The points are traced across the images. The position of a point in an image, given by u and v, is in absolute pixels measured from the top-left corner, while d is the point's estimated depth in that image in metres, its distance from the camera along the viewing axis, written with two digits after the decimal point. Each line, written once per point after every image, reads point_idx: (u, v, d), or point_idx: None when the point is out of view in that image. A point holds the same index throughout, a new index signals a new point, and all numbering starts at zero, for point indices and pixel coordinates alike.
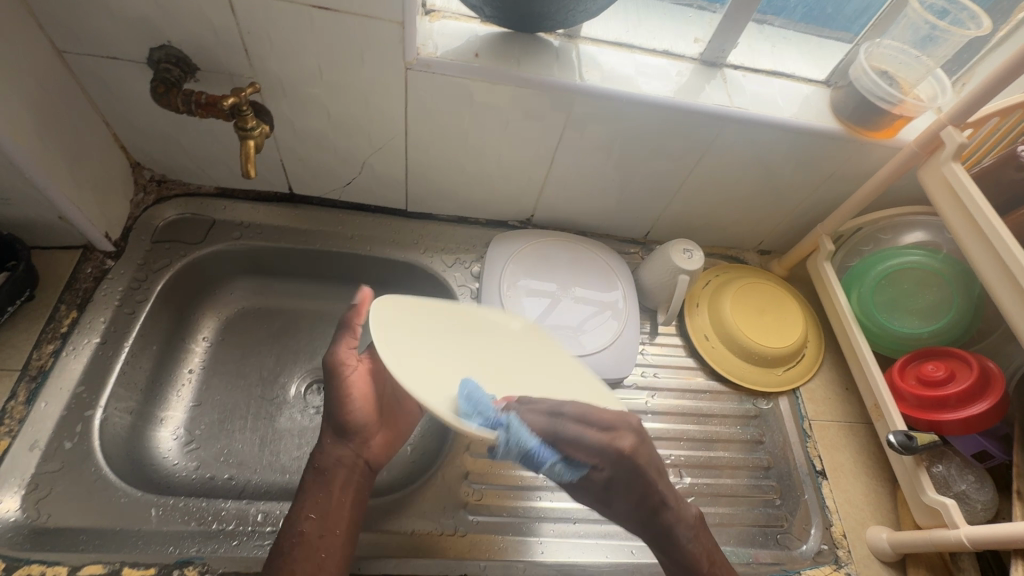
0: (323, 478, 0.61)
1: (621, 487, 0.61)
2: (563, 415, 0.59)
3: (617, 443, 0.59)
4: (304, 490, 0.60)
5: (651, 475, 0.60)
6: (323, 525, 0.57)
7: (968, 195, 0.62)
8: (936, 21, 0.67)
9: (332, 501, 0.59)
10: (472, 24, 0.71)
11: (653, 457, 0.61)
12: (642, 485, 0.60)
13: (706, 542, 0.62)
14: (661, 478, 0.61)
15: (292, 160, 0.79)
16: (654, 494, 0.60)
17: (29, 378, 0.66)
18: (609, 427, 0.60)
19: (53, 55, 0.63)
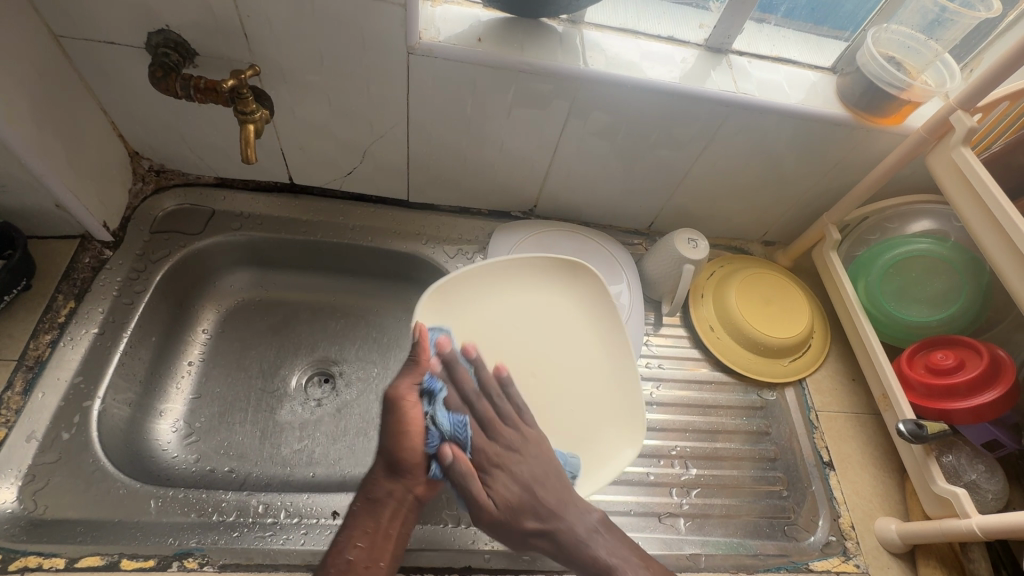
0: (374, 509, 0.59)
1: (503, 523, 0.61)
2: (464, 411, 0.65)
3: (483, 462, 0.63)
4: (353, 517, 0.59)
5: (519, 497, 0.61)
6: (369, 557, 0.56)
7: (978, 179, 0.61)
8: (948, 3, 0.67)
9: (381, 534, 0.58)
10: (474, 10, 0.70)
11: (521, 478, 0.63)
12: (516, 512, 0.61)
13: (612, 541, 0.60)
14: (532, 498, 0.62)
15: (292, 149, 0.78)
16: (527, 518, 0.61)
17: (25, 368, 0.65)
18: (487, 441, 0.65)
19: (49, 40, 0.62)
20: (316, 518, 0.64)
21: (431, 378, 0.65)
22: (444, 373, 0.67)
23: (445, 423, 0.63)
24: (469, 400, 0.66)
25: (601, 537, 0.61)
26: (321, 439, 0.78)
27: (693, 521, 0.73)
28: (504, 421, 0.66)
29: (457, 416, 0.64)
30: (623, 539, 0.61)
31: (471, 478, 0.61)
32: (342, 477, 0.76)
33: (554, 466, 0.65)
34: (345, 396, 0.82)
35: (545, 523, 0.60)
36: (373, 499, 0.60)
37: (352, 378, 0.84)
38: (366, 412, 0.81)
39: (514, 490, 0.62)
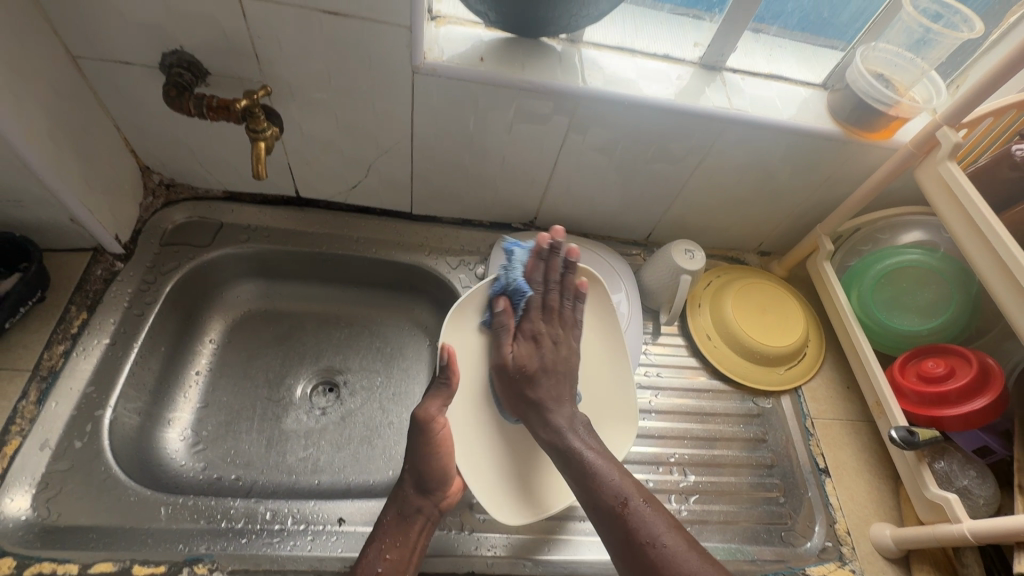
0: (403, 522, 0.63)
1: (517, 382, 0.70)
2: (536, 287, 0.73)
3: (524, 329, 0.72)
4: (383, 529, 0.62)
5: (534, 369, 0.70)
6: (400, 567, 0.60)
7: (964, 193, 0.63)
8: (930, 26, 0.68)
9: (409, 545, 0.62)
10: (476, 30, 0.72)
11: (552, 370, 0.71)
12: (527, 377, 0.70)
13: (588, 439, 0.66)
14: (545, 376, 0.70)
15: (299, 164, 0.80)
16: (538, 388, 0.69)
17: (39, 378, 0.67)
18: (540, 319, 0.73)
19: (67, 61, 0.64)
20: (322, 525, 0.65)
21: (514, 244, 0.75)
22: (544, 254, 0.74)
23: (516, 281, 0.73)
24: (546, 282, 0.74)
25: (583, 432, 0.66)
26: (326, 448, 0.80)
27: (692, 527, 0.74)
28: (562, 317, 0.74)
29: (526, 285, 0.73)
30: (602, 447, 0.66)
31: (507, 334, 0.71)
32: (346, 485, 0.77)
33: (570, 377, 0.71)
34: (349, 405, 0.84)
35: (546, 400, 0.69)
36: (402, 513, 0.64)
37: (356, 387, 0.86)
38: (370, 421, 0.83)
39: (532, 362, 0.71)
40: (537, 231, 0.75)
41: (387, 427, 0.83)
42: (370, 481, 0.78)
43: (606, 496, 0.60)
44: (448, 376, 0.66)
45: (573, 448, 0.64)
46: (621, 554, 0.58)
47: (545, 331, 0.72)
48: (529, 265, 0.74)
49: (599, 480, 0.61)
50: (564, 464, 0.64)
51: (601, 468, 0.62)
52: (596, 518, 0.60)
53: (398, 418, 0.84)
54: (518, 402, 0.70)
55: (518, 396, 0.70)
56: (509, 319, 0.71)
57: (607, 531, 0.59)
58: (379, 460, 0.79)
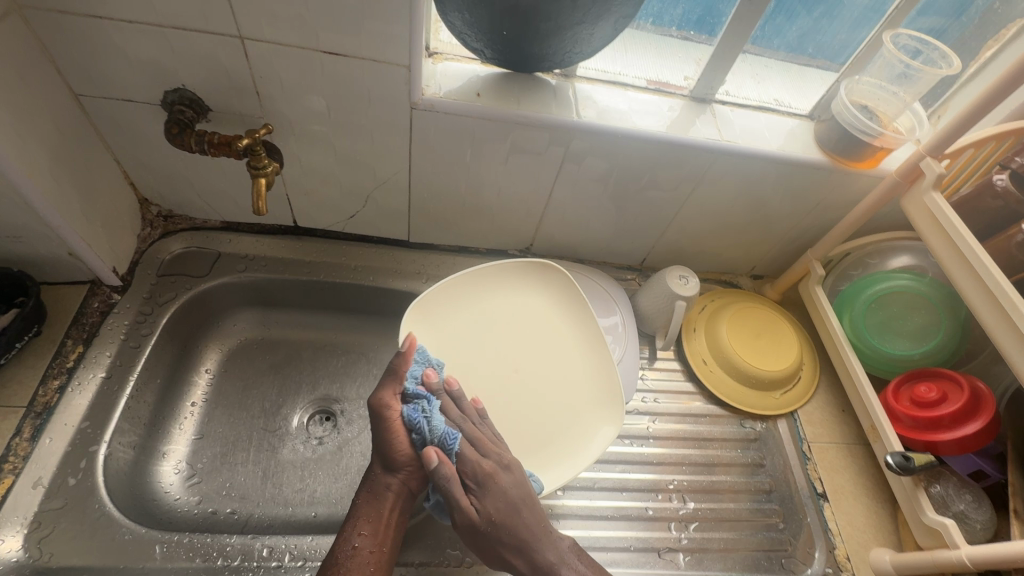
0: (374, 500, 0.64)
1: (489, 535, 0.62)
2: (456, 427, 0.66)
3: (471, 473, 0.64)
4: (356, 508, 0.64)
5: (503, 514, 0.63)
6: (375, 539, 0.62)
7: (949, 223, 0.65)
8: (909, 61, 0.71)
9: (383, 519, 0.64)
10: (473, 66, 0.74)
11: (504, 496, 0.64)
12: (495, 527, 0.62)
13: (582, 570, 0.63)
14: (515, 515, 0.63)
15: (297, 195, 0.81)
16: (513, 532, 0.62)
17: (34, 414, 0.66)
18: (477, 458, 0.65)
19: (70, 98, 0.65)
20: (320, 561, 0.64)
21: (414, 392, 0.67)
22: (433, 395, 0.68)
23: (439, 429, 0.65)
24: (456, 420, 0.68)
25: (572, 561, 0.63)
26: (323, 478, 0.79)
27: (692, 556, 0.74)
28: (491, 443, 0.68)
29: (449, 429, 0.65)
30: (593, 567, 0.63)
31: (455, 483, 0.62)
32: (343, 517, 0.76)
33: (530, 493, 0.65)
34: (346, 434, 0.83)
35: (528, 538, 0.62)
36: (374, 492, 0.65)
37: (353, 415, 0.86)
38: (368, 450, 0.82)
39: (501, 506, 0.63)
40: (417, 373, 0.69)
41: None
42: None
43: None
44: (397, 365, 0.67)
45: None
46: None
47: (485, 460, 0.65)
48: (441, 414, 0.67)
49: None
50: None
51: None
52: None
53: None
54: (493, 550, 0.62)
55: (490, 542, 0.62)
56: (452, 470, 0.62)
57: None
58: None
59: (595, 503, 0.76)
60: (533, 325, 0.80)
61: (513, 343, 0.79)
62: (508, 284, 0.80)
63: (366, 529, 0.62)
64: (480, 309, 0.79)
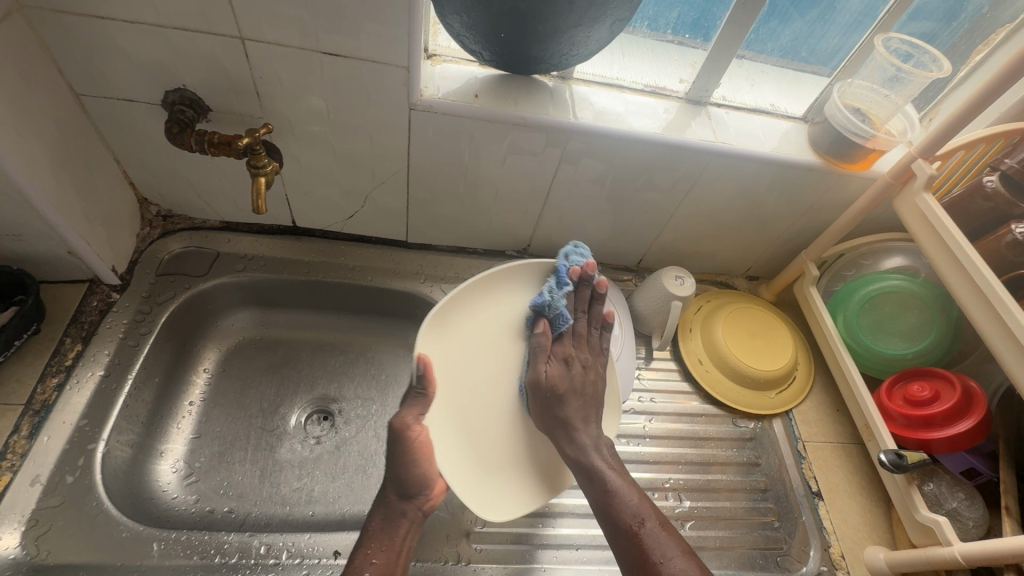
0: (388, 528, 0.63)
1: (546, 400, 0.68)
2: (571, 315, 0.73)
3: (558, 351, 0.71)
4: (369, 536, 0.63)
5: (564, 390, 0.69)
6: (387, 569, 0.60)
7: (940, 224, 0.66)
8: (900, 65, 0.72)
9: (395, 549, 0.62)
10: (471, 68, 0.75)
11: (573, 383, 0.69)
12: (557, 398, 0.68)
13: (612, 461, 0.65)
14: (573, 396, 0.69)
15: (296, 195, 0.82)
16: (567, 407, 0.68)
17: (32, 412, 0.66)
18: (573, 346, 0.72)
19: (71, 98, 0.66)
20: (318, 559, 0.64)
21: (565, 271, 0.72)
22: (577, 281, 0.73)
23: (558, 307, 0.71)
24: (578, 308, 0.73)
25: (605, 451, 0.66)
26: (320, 477, 0.79)
27: None
28: (591, 347, 0.73)
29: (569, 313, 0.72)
30: (623, 466, 0.65)
31: (543, 353, 0.70)
32: (341, 516, 0.76)
33: (597, 400, 0.71)
34: (344, 433, 0.84)
35: (574, 419, 0.67)
36: (386, 519, 0.64)
37: (351, 415, 0.86)
38: (365, 449, 0.83)
39: (563, 380, 0.69)
40: (574, 259, 0.73)
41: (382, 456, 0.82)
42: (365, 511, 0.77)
43: (624, 515, 0.60)
44: (424, 385, 0.64)
45: (595, 466, 0.64)
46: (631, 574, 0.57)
47: (576, 354, 0.71)
48: (569, 297, 0.73)
49: (620, 500, 0.61)
50: (585, 482, 0.64)
51: (621, 488, 0.62)
52: (610, 533, 0.60)
53: None
54: (546, 415, 0.68)
55: (546, 406, 0.68)
56: (544, 341, 0.70)
57: (619, 549, 0.59)
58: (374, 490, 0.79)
59: None
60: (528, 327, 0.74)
61: (503, 348, 0.72)
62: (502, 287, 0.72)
63: (376, 557, 0.60)
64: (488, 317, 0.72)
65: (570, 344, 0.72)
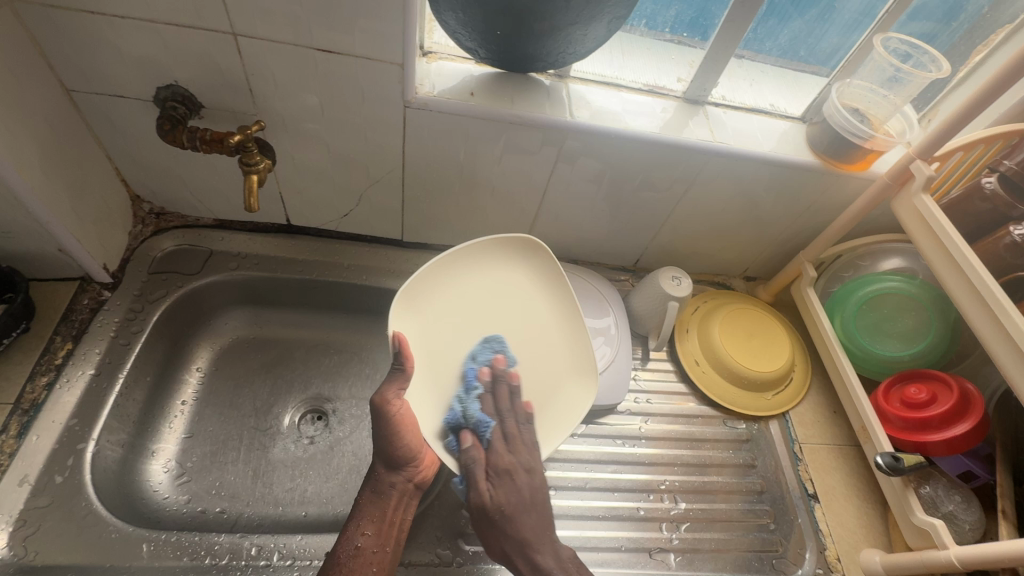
0: (378, 499, 0.65)
1: (494, 523, 0.62)
2: (494, 418, 0.69)
3: (495, 464, 0.65)
4: (360, 508, 0.65)
5: (510, 506, 0.63)
6: (376, 536, 0.63)
7: (937, 224, 0.66)
8: (899, 65, 0.72)
9: (384, 518, 0.65)
10: (467, 65, 0.74)
11: (519, 493, 0.64)
12: (505, 518, 0.62)
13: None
14: (523, 513, 0.63)
15: (290, 193, 0.81)
16: (518, 524, 0.62)
17: (21, 411, 0.66)
18: (505, 451, 0.66)
19: (61, 93, 0.65)
20: (309, 560, 0.64)
21: (471, 374, 0.71)
22: (489, 385, 0.71)
23: (475, 413, 0.68)
24: (499, 411, 0.69)
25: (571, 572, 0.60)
26: (314, 478, 0.79)
27: (683, 556, 0.74)
28: (525, 445, 0.68)
29: (487, 417, 0.68)
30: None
31: (478, 467, 0.64)
32: (334, 516, 0.76)
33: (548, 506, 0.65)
34: (338, 433, 0.83)
35: (531, 537, 0.62)
36: (375, 490, 0.66)
37: (345, 414, 0.85)
38: (360, 449, 0.82)
39: (509, 496, 0.63)
40: (484, 356, 0.72)
41: None
42: None
43: None
44: (401, 362, 0.63)
45: None
46: None
47: (515, 460, 0.66)
48: (485, 404, 0.69)
49: None
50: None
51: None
52: None
53: None
54: (496, 537, 0.62)
55: (494, 530, 0.62)
56: (475, 455, 0.65)
57: None
58: None
59: (586, 504, 0.76)
60: (507, 300, 0.75)
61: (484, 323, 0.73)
62: (471, 263, 0.73)
63: (366, 526, 0.63)
64: (465, 295, 0.73)
65: (505, 453, 0.66)
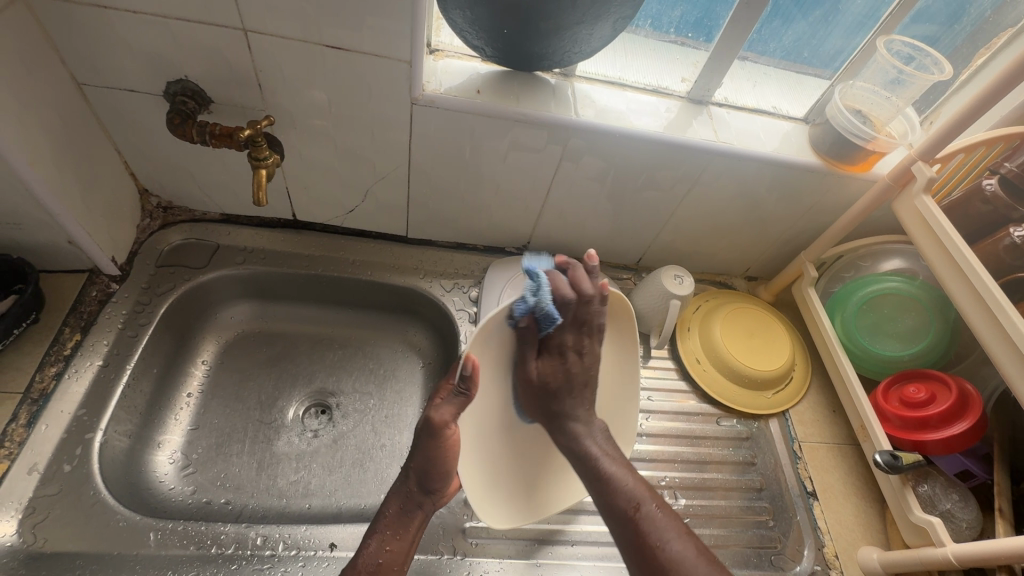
0: (404, 517, 0.64)
1: (540, 397, 0.63)
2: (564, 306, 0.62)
3: (552, 346, 0.62)
4: (384, 522, 0.63)
5: (559, 383, 0.63)
6: (395, 553, 0.62)
7: (937, 226, 0.66)
8: (902, 67, 0.72)
9: (407, 536, 0.63)
10: (473, 63, 0.75)
11: (568, 373, 0.63)
12: (551, 394, 0.63)
13: (604, 445, 0.63)
14: (568, 388, 0.63)
15: (297, 188, 0.82)
16: (563, 401, 0.63)
17: (30, 401, 0.67)
18: (569, 335, 0.63)
19: (72, 88, 0.66)
20: (314, 551, 0.64)
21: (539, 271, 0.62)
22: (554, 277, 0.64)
23: (546, 305, 0.60)
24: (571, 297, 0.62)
25: (599, 436, 0.64)
26: (318, 471, 0.79)
27: None
28: (591, 330, 0.64)
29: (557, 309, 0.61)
30: (619, 452, 0.64)
31: (524, 339, 0.61)
32: (337, 509, 0.76)
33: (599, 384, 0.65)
34: (341, 427, 0.84)
35: (570, 410, 0.63)
36: (403, 507, 0.64)
37: (348, 409, 0.86)
38: (362, 443, 0.83)
39: (558, 375, 0.63)
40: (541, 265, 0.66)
41: (380, 450, 0.83)
42: (362, 504, 0.77)
43: (620, 500, 0.59)
44: (467, 387, 0.57)
45: (589, 453, 0.62)
46: (630, 556, 0.56)
47: (573, 346, 0.63)
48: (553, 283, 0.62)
49: (616, 485, 0.60)
50: (578, 468, 0.62)
51: (616, 473, 0.61)
52: (608, 519, 0.59)
53: (391, 440, 0.84)
54: (542, 410, 0.64)
55: (541, 403, 0.64)
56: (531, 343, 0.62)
57: (617, 533, 0.58)
58: (371, 484, 0.79)
59: None
60: None
61: None
62: None
63: (388, 542, 0.62)
64: None
65: (573, 336, 0.63)
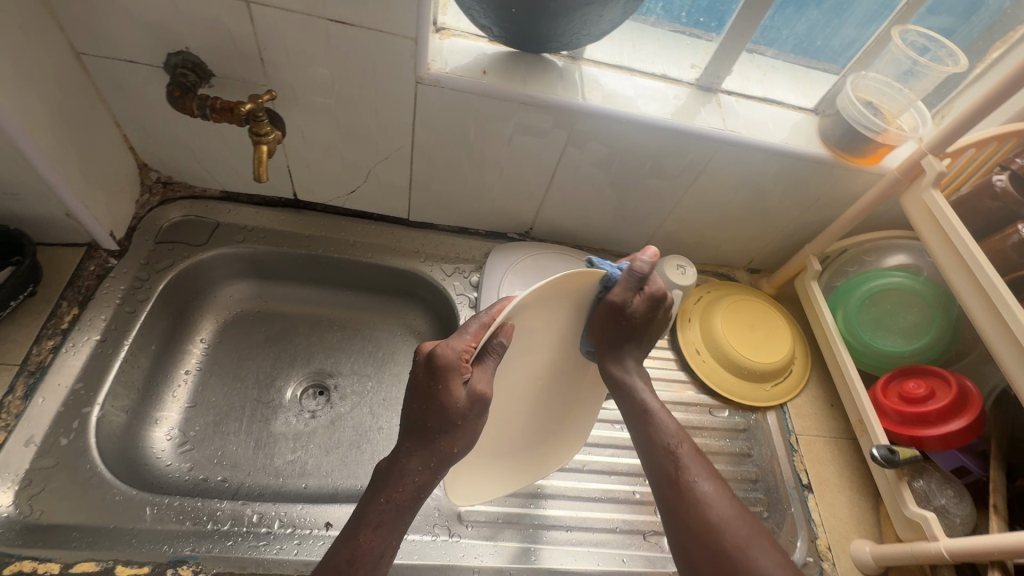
0: (403, 500, 0.57)
1: (609, 340, 0.65)
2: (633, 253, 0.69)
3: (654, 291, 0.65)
4: (382, 504, 0.56)
5: (635, 329, 0.66)
6: (383, 548, 0.56)
7: (945, 220, 0.66)
8: (917, 58, 0.72)
9: (396, 525, 0.57)
10: (480, 43, 0.74)
11: (649, 323, 0.66)
12: (622, 338, 0.66)
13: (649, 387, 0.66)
14: (638, 337, 0.67)
15: (298, 167, 0.81)
16: (629, 344, 0.66)
17: (27, 373, 0.66)
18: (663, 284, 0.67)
19: (71, 57, 0.64)
20: (309, 529, 0.65)
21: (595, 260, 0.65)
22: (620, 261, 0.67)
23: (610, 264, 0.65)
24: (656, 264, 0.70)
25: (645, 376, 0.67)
26: (315, 451, 0.79)
27: None
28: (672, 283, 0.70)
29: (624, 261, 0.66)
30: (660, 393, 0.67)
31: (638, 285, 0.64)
32: (333, 489, 0.77)
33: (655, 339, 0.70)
34: (339, 408, 0.84)
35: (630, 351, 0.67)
36: (400, 492, 0.57)
37: (346, 390, 0.86)
38: (360, 424, 0.83)
39: (638, 322, 0.65)
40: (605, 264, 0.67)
41: (377, 432, 0.83)
42: (358, 486, 0.77)
43: (661, 435, 0.61)
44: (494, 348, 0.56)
45: (638, 391, 0.65)
46: (663, 488, 0.58)
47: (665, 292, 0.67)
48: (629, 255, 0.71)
49: (658, 421, 0.62)
50: (622, 399, 0.65)
51: (660, 411, 0.63)
52: (645, 452, 0.61)
53: (389, 423, 0.84)
54: (610, 346, 0.66)
55: (613, 339, 0.65)
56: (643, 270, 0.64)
57: (653, 465, 0.60)
58: (367, 465, 0.79)
59: (582, 485, 0.76)
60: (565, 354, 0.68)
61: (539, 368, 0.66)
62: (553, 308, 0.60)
63: (375, 533, 0.56)
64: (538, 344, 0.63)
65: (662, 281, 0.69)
